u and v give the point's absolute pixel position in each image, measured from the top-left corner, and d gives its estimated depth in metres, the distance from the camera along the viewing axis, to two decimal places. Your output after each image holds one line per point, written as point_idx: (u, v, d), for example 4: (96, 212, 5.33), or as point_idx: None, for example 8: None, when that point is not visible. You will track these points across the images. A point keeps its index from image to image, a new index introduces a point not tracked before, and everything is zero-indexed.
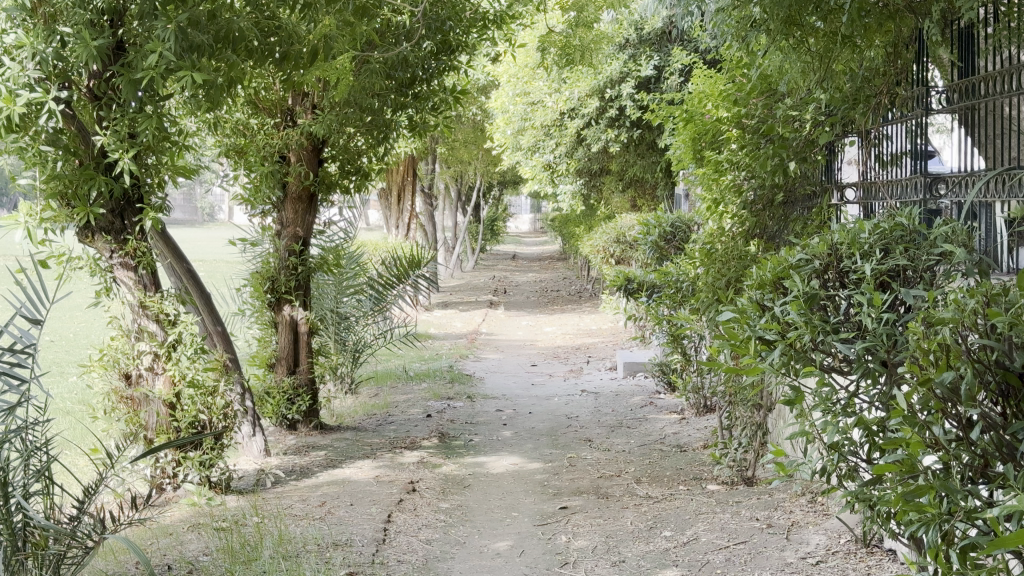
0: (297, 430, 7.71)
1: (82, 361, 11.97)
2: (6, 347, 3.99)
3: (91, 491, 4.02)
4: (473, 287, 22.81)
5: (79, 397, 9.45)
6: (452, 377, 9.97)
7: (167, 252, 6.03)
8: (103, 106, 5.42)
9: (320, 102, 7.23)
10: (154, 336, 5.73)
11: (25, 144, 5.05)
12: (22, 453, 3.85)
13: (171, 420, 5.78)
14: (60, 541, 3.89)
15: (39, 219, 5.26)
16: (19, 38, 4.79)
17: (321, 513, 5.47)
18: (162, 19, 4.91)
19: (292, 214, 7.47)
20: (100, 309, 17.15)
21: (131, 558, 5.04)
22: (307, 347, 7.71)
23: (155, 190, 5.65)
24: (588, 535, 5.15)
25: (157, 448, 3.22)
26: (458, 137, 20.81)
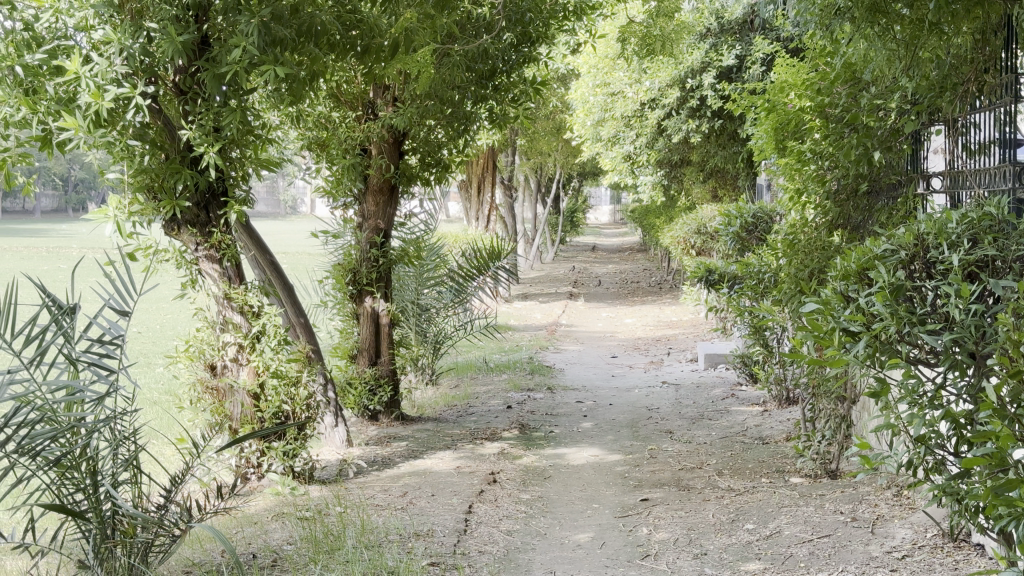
0: (378, 421, 7.74)
1: (170, 352, 12.12)
2: (95, 339, 4.35)
3: (178, 481, 4.38)
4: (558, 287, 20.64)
5: (167, 387, 9.59)
6: (533, 368, 9.98)
7: (251, 245, 6.02)
8: (189, 101, 5.51)
9: (401, 94, 7.21)
10: (239, 328, 5.77)
11: (114, 139, 5.21)
12: (114, 440, 4.21)
13: (256, 411, 5.79)
14: (148, 529, 4.20)
15: (127, 213, 5.34)
16: (107, 34, 4.97)
17: (403, 503, 5.50)
18: (246, 14, 5.03)
19: (373, 207, 7.46)
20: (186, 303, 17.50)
21: (217, 546, 5.12)
22: (388, 339, 7.73)
23: (240, 183, 5.68)
24: (669, 528, 5.13)
25: (256, 432, 3.30)
26: (538, 128, 20.85)
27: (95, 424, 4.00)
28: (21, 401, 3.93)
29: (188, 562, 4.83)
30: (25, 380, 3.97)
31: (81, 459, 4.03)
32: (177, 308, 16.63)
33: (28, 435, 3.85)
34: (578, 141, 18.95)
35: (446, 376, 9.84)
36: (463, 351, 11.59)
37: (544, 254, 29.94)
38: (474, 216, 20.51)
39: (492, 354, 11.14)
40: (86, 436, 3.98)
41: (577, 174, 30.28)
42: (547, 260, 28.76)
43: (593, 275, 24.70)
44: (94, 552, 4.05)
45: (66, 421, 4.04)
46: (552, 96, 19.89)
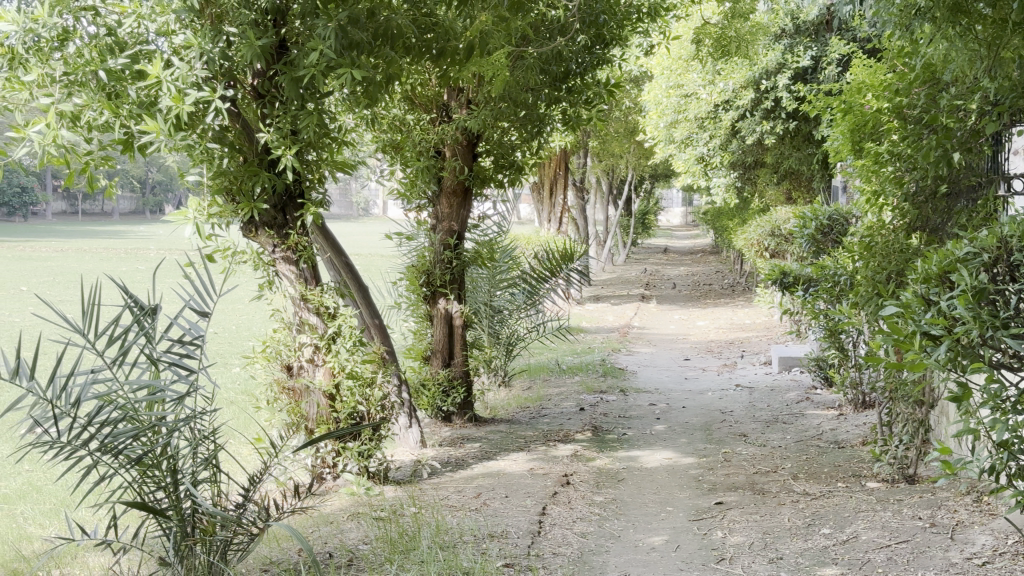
0: (452, 422, 7.78)
1: (246, 353, 12.27)
2: (176, 339, 4.43)
3: (255, 481, 4.45)
4: (630, 288, 21.12)
5: (244, 387, 9.71)
6: (605, 370, 9.96)
7: (326, 246, 6.06)
8: (267, 104, 5.58)
9: (474, 96, 7.17)
10: (315, 329, 5.82)
11: (194, 141, 5.23)
12: (193, 440, 4.30)
13: (332, 411, 5.82)
14: (226, 528, 4.27)
15: (206, 215, 5.38)
16: (189, 38, 5.02)
17: (477, 505, 5.52)
18: (324, 18, 5.08)
19: (447, 209, 7.48)
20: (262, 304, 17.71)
21: (294, 545, 5.18)
22: (461, 340, 7.76)
23: (316, 186, 5.73)
24: (745, 532, 5.10)
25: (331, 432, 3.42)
26: (611, 130, 20.82)
27: (175, 423, 4.10)
28: (104, 399, 4.03)
29: (266, 560, 4.89)
30: (109, 379, 4.07)
31: (162, 457, 4.14)
32: (253, 309, 16.82)
33: (112, 433, 3.96)
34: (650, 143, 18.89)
35: (518, 378, 9.86)
36: (535, 353, 11.60)
37: (615, 256, 29.88)
38: (546, 218, 20.54)
39: (565, 356, 11.14)
40: (166, 436, 4.08)
41: (650, 176, 30.18)
42: (618, 262, 28.70)
43: (664, 274, 25.33)
44: (174, 549, 4.14)
45: (148, 420, 4.13)
46: (625, 97, 19.87)
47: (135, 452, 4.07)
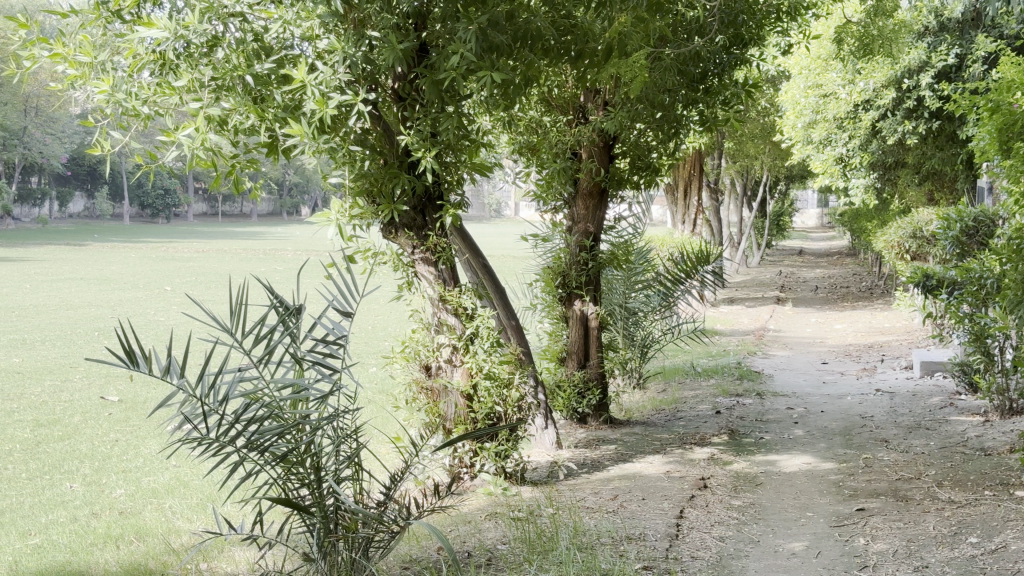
0: (587, 424, 7.79)
1: (384, 352, 12.45)
2: (320, 338, 4.50)
3: (396, 479, 4.50)
4: (761, 288, 21.47)
5: (382, 386, 9.85)
6: (742, 373, 9.87)
7: (464, 247, 6.09)
8: (408, 107, 5.64)
9: (611, 98, 7.14)
10: (454, 329, 5.84)
11: (337, 144, 5.32)
12: (336, 438, 4.36)
13: (469, 411, 5.86)
14: (368, 525, 4.34)
15: (348, 216, 5.45)
16: (332, 43, 5.09)
17: (613, 506, 5.52)
18: (465, 21, 5.11)
19: (583, 211, 7.49)
20: (399, 304, 17.97)
21: (433, 544, 5.23)
22: (597, 342, 7.73)
23: (455, 188, 5.78)
24: (887, 539, 5.01)
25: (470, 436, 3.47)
26: (746, 131, 20.60)
27: (319, 421, 4.16)
28: (251, 397, 4.11)
29: (406, 558, 4.95)
30: (255, 377, 4.15)
31: (306, 454, 4.21)
32: (388, 308, 17.05)
33: (258, 431, 4.05)
34: (788, 145, 18.66)
35: (654, 381, 9.83)
36: (669, 355, 11.55)
37: (748, 258, 29.57)
38: (680, 219, 20.46)
39: (700, 359, 11.08)
40: (311, 434, 4.14)
41: (786, 178, 29.78)
42: (752, 264, 28.41)
43: (799, 277, 24.99)
44: (318, 546, 4.23)
45: (292, 418, 4.20)
46: (761, 98, 19.66)
47: (280, 449, 4.15)
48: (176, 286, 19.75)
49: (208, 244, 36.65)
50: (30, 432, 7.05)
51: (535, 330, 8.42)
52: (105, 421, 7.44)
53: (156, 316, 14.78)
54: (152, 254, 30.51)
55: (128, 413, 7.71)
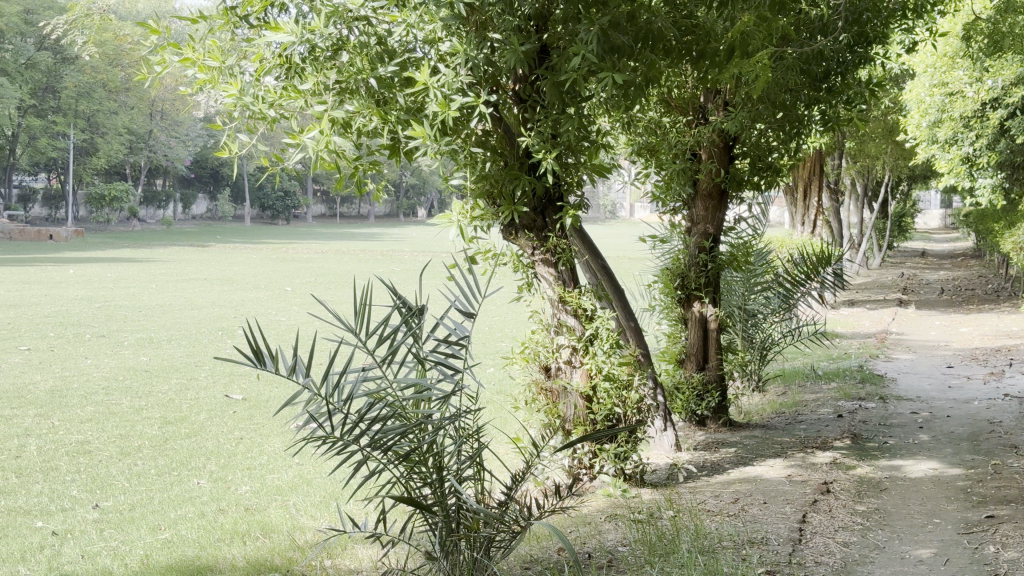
0: (706, 427, 7.75)
1: (501, 352, 12.52)
2: (442, 338, 4.52)
3: (517, 479, 4.50)
4: (880, 288, 21.71)
5: (500, 387, 9.90)
6: (864, 376, 9.72)
7: (584, 249, 6.06)
8: (529, 108, 5.64)
9: (732, 99, 7.10)
10: (573, 331, 5.85)
11: (459, 146, 5.37)
12: (458, 437, 4.39)
13: (589, 412, 5.87)
14: (490, 525, 4.34)
15: (469, 217, 5.54)
16: (454, 45, 5.13)
17: (735, 510, 5.47)
18: (587, 23, 5.10)
19: (703, 212, 7.45)
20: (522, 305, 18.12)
21: (553, 544, 5.25)
22: (717, 344, 7.69)
23: (575, 189, 5.77)
24: (1019, 547, 4.89)
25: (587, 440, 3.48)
26: (868, 131, 20.28)
27: (441, 421, 4.18)
28: (374, 396, 4.15)
29: (526, 558, 4.97)
30: (378, 377, 4.19)
31: (428, 454, 4.24)
32: (505, 310, 17.12)
33: (381, 430, 4.08)
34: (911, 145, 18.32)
35: (774, 384, 9.73)
36: (789, 358, 11.42)
37: (868, 260, 29.12)
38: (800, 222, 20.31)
39: (821, 362, 10.93)
40: (433, 433, 4.17)
41: (908, 178, 29.26)
42: (872, 266, 27.98)
43: (921, 279, 24.57)
44: (440, 544, 4.26)
45: (415, 418, 4.23)
46: (884, 98, 19.33)
47: (403, 448, 4.19)
48: (295, 287, 20.07)
49: (326, 245, 37.19)
50: (158, 428, 7.21)
51: (653, 331, 8.41)
52: (230, 419, 7.58)
53: (278, 316, 15.05)
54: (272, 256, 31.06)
55: (252, 411, 7.85)
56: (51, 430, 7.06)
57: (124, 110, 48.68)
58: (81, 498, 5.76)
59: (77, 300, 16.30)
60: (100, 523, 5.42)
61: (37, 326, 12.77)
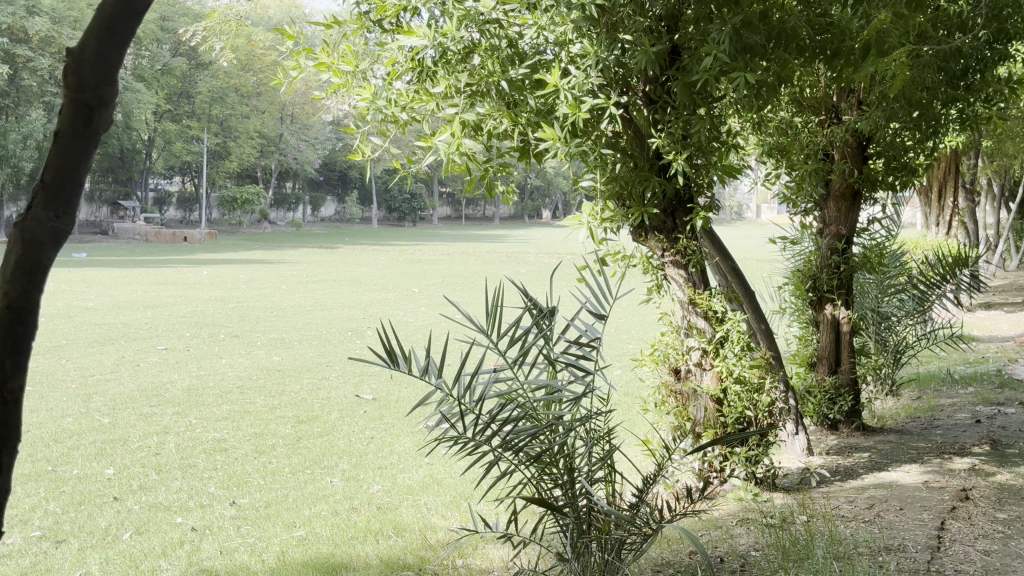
0: (838, 431, 7.61)
1: (630, 354, 12.48)
2: (572, 340, 4.52)
3: (648, 482, 4.48)
4: (1021, 288, 21.72)
5: (629, 388, 9.88)
6: (1004, 381, 9.46)
7: (714, 251, 6.00)
8: (659, 110, 5.61)
9: (866, 98, 6.96)
10: (703, 333, 5.81)
11: (590, 148, 5.39)
12: (589, 439, 4.39)
13: (719, 415, 5.84)
14: (622, 527, 4.32)
15: (598, 220, 5.62)
16: (585, 47, 5.14)
17: (870, 516, 5.37)
18: (719, 22, 5.03)
19: (836, 212, 7.34)
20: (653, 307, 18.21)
21: (685, 547, 5.22)
22: (850, 347, 7.59)
23: (705, 189, 5.72)
24: None
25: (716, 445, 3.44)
26: (1006, 129, 19.74)
27: (572, 422, 4.17)
28: (505, 397, 4.17)
29: (658, 561, 4.95)
30: (510, 378, 4.21)
31: (559, 455, 4.24)
32: (632, 311, 17.05)
33: (514, 431, 4.11)
34: None
35: (908, 388, 9.54)
36: (924, 362, 11.18)
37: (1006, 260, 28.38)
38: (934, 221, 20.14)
39: (958, 366, 10.68)
40: (564, 434, 4.18)
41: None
42: (1010, 266, 27.28)
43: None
44: (571, 546, 4.25)
45: (546, 419, 4.24)
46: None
47: (534, 449, 4.20)
48: (422, 288, 20.25)
49: (452, 246, 37.47)
50: (292, 427, 7.34)
51: (783, 333, 8.37)
52: (361, 418, 7.68)
53: (406, 317, 15.20)
54: (398, 257, 31.44)
55: (382, 411, 7.94)
56: (190, 428, 7.23)
57: (252, 114, 49.66)
58: (218, 495, 5.88)
59: (210, 300, 16.69)
60: (237, 519, 5.53)
61: (174, 326, 13.10)
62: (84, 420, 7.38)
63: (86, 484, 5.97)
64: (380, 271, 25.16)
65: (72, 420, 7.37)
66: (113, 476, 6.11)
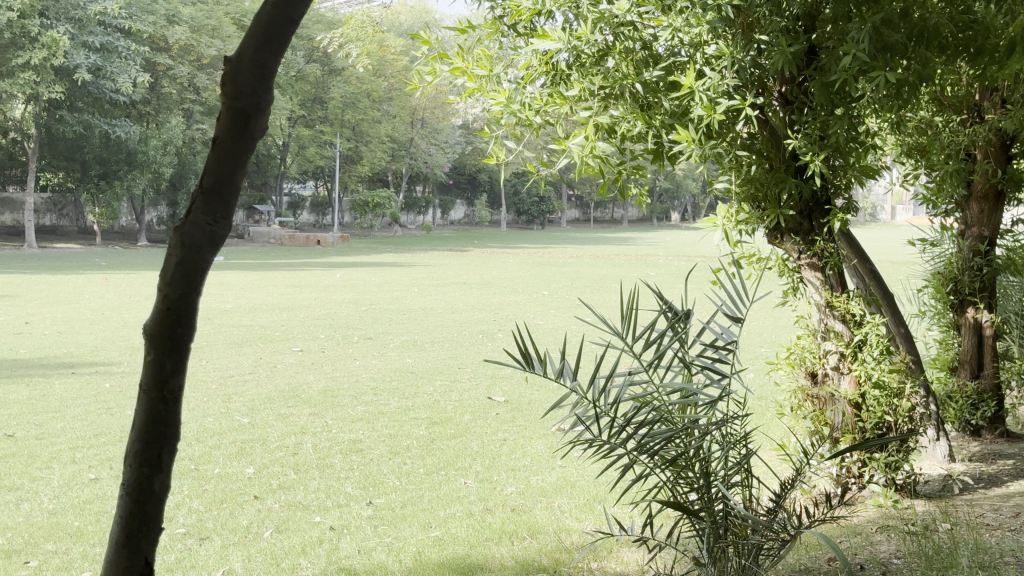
0: (980, 437, 7.42)
1: (765, 358, 12.33)
2: (709, 343, 4.46)
3: (787, 487, 4.41)
4: None
5: (763, 391, 9.78)
6: None
7: (851, 252, 5.90)
8: (795, 111, 5.51)
9: (1009, 96, 6.76)
10: (840, 336, 5.73)
11: (724, 149, 5.35)
12: (726, 443, 4.33)
13: (857, 420, 5.74)
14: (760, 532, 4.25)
15: (733, 222, 5.58)
16: (720, 48, 5.09)
17: (1016, 524, 5.23)
18: (858, 21, 4.93)
19: (978, 213, 7.22)
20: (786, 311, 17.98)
21: (824, 553, 5.15)
22: (993, 351, 7.39)
23: (843, 191, 5.63)
24: None
25: (859, 450, 3.33)
26: None
27: (708, 426, 4.12)
28: (641, 400, 4.14)
29: (798, 567, 4.90)
30: (646, 380, 4.18)
31: (694, 458, 4.20)
32: (765, 314, 16.86)
33: (650, 434, 4.08)
34: None
35: None
36: None
37: None
38: None
39: None
40: (700, 438, 4.13)
41: None
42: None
43: None
44: (708, 551, 4.21)
45: (681, 422, 4.19)
46: None
47: (670, 453, 4.16)
48: (552, 291, 20.29)
49: (578, 250, 37.46)
50: (426, 429, 7.41)
51: (924, 337, 8.25)
52: (493, 420, 7.73)
53: (536, 320, 15.24)
54: (526, 259, 31.62)
55: (514, 413, 7.98)
56: (327, 429, 7.35)
57: (388, 117, 50.34)
58: (355, 495, 5.97)
59: (343, 303, 16.95)
60: (374, 519, 5.60)
61: (309, 328, 13.33)
62: (225, 420, 7.55)
63: (227, 482, 6.11)
64: (509, 274, 25.27)
65: (213, 419, 7.55)
66: (253, 475, 6.24)
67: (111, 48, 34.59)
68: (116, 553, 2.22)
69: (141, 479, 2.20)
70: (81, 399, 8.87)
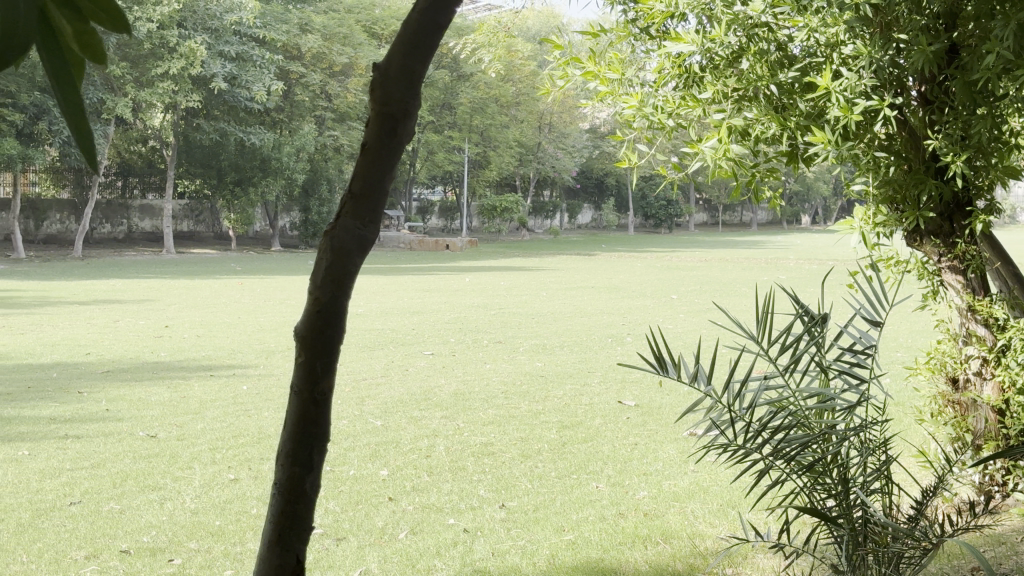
0: None
1: (902, 362, 12.11)
2: (847, 347, 4.33)
3: (930, 495, 4.29)
4: None
5: (899, 396, 9.60)
6: None
7: (995, 254, 5.55)
8: (935, 111, 5.35)
9: None
10: (983, 341, 5.64)
11: (861, 151, 5.29)
12: (865, 449, 4.23)
13: (1001, 427, 5.63)
14: (901, 541, 4.14)
15: (872, 225, 5.55)
16: (857, 49, 5.01)
17: None
18: (1005, 17, 4.73)
19: None
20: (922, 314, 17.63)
21: (968, 562, 5.06)
22: None
23: (985, 192, 5.45)
24: None
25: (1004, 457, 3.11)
26: None
27: (846, 431, 4.01)
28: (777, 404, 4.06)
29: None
30: (781, 384, 4.09)
31: (832, 465, 4.10)
32: (901, 318, 16.57)
33: (786, 439, 4.00)
34: None
35: None
36: None
37: None
38: None
39: None
40: (837, 444, 4.03)
41: None
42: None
43: None
44: (847, 559, 4.12)
45: (819, 428, 4.10)
46: None
47: (807, 458, 4.06)
48: (680, 294, 20.20)
49: (705, 253, 37.23)
50: (557, 432, 7.42)
51: None
52: (625, 424, 7.71)
53: (665, 323, 15.18)
54: (654, 263, 31.46)
55: (645, 418, 7.95)
56: (459, 431, 7.41)
57: (516, 122, 50.62)
58: (488, 497, 6.00)
59: (471, 307, 17.09)
60: (507, 522, 5.63)
61: (440, 331, 13.47)
62: (359, 422, 7.67)
63: (362, 484, 6.20)
64: (637, 277, 25.23)
65: (348, 421, 7.67)
66: (387, 477, 6.32)
67: (246, 57, 35.40)
68: (270, 554, 2.29)
69: (293, 482, 2.25)
70: (220, 400, 9.08)
